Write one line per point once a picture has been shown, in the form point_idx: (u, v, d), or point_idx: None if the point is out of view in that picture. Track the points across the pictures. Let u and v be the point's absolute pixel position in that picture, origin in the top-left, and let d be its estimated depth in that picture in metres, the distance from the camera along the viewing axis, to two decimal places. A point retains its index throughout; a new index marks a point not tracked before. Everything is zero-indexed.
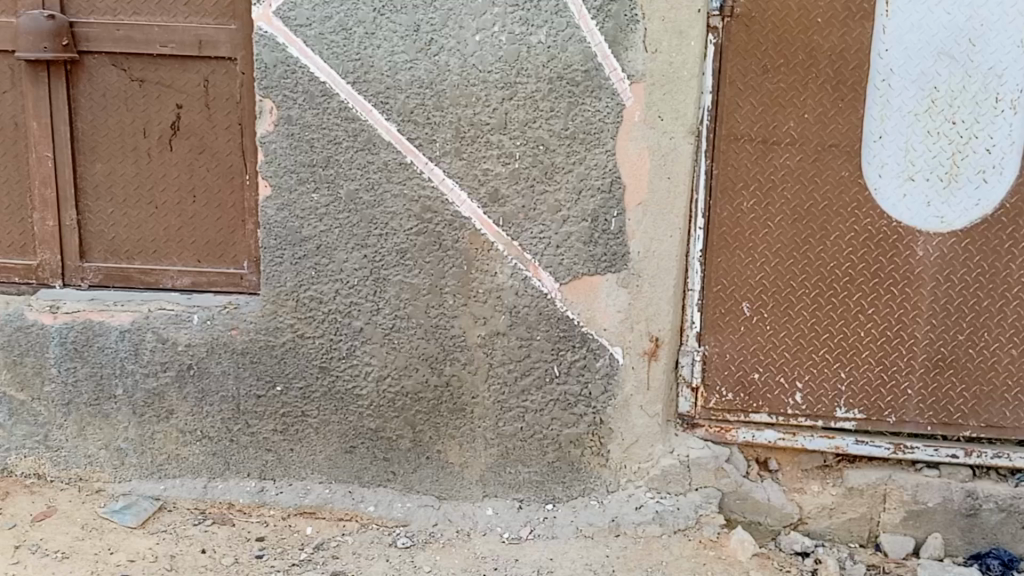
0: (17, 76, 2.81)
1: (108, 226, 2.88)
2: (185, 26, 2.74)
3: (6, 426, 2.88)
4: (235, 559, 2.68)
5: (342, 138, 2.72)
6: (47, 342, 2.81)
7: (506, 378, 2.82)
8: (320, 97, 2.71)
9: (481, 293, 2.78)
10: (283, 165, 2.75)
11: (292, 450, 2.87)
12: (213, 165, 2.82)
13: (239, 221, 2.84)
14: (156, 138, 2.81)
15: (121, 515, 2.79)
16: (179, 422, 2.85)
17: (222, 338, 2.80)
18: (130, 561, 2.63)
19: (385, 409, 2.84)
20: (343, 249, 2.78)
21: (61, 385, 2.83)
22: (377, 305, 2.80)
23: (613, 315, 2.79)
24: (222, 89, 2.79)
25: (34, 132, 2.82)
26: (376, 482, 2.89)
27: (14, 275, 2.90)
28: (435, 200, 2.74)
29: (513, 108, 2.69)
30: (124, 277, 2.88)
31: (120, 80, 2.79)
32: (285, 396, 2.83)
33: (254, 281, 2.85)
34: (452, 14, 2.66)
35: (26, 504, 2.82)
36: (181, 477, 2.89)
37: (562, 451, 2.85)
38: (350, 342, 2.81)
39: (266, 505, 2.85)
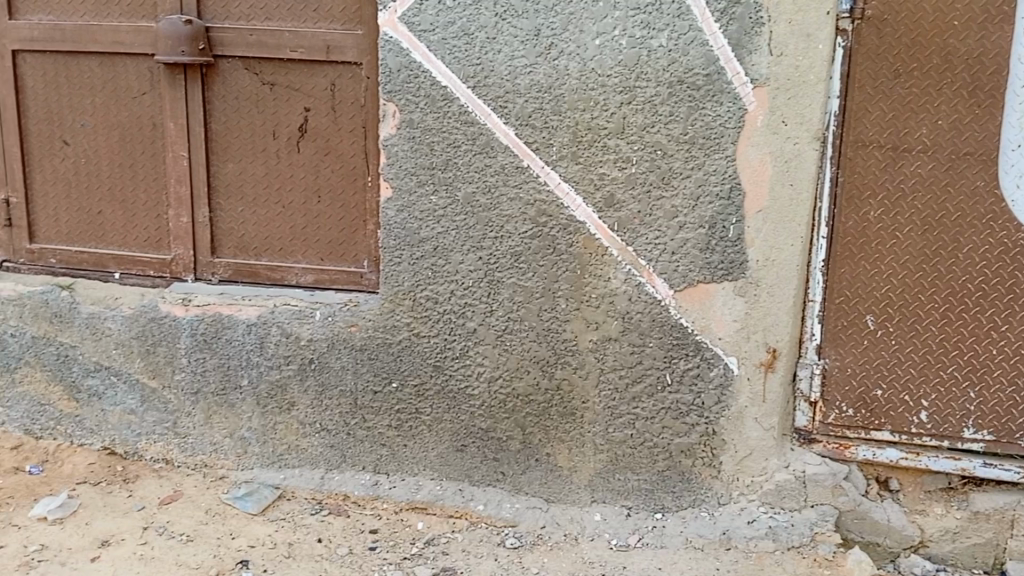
0: (156, 78, 2.93)
1: (237, 224, 2.99)
2: (315, 32, 2.83)
3: (138, 412, 3.02)
4: (349, 549, 2.76)
5: (462, 141, 2.76)
6: (178, 333, 2.94)
7: (617, 385, 2.81)
8: (441, 101, 2.75)
9: (594, 298, 2.77)
10: (404, 168, 2.81)
11: (405, 446, 2.93)
12: (337, 166, 2.91)
13: (361, 221, 2.92)
14: (284, 139, 2.91)
15: (243, 501, 2.90)
16: (300, 414, 2.95)
17: (342, 335, 2.89)
18: (251, 547, 2.74)
19: (496, 409, 2.87)
20: (459, 252, 2.82)
21: (190, 375, 2.96)
22: (491, 307, 2.82)
23: (729, 323, 2.74)
24: (348, 93, 2.86)
25: (171, 132, 2.95)
26: (485, 481, 2.92)
27: (150, 268, 3.05)
28: (550, 203, 2.75)
29: (632, 112, 2.67)
30: (252, 273, 3.00)
31: (252, 83, 2.89)
32: (400, 393, 2.90)
33: (374, 280, 2.93)
34: (573, 18, 2.65)
35: (155, 488, 2.97)
36: (299, 467, 2.99)
37: (673, 460, 2.83)
38: (464, 343, 2.85)
39: (380, 498, 2.93)
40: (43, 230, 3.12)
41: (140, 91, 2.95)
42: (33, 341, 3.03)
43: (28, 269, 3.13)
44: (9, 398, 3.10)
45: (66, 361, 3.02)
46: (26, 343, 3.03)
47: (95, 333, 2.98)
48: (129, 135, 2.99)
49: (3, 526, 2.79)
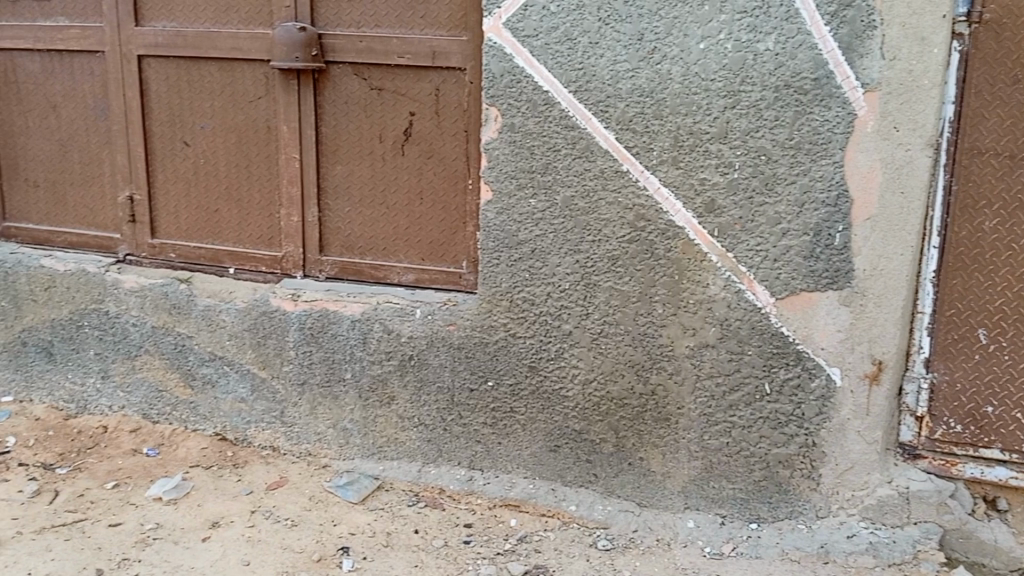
0: (270, 83, 3.04)
1: (344, 224, 3.10)
2: (422, 38, 2.89)
3: (248, 400, 3.17)
4: (444, 542, 2.83)
5: (562, 145, 2.79)
6: (287, 327, 3.07)
7: (713, 392, 2.79)
8: (542, 106, 2.78)
9: (692, 304, 2.76)
10: (504, 171, 2.86)
11: (500, 444, 2.99)
12: (440, 169, 2.97)
13: (461, 222, 2.98)
14: (390, 143, 2.99)
15: (344, 490, 3.01)
16: (399, 408, 3.04)
17: (441, 333, 2.97)
18: (352, 534, 2.84)
19: (590, 411, 2.90)
20: (557, 254, 2.85)
21: (297, 367, 3.09)
22: (587, 310, 2.84)
23: (833, 334, 2.69)
24: (452, 98, 2.93)
25: (283, 135, 3.06)
26: (578, 483, 2.95)
27: (262, 265, 3.18)
28: (649, 208, 2.75)
29: (736, 117, 2.63)
30: (356, 271, 3.11)
31: (361, 88, 2.98)
32: (496, 391, 2.95)
33: (473, 281, 2.99)
34: (678, 22, 2.64)
35: (262, 473, 3.10)
36: (398, 460, 3.09)
37: (770, 470, 2.79)
38: (560, 344, 2.88)
39: (475, 494, 3.00)
40: (164, 226, 3.27)
41: (256, 96, 3.06)
42: (153, 330, 3.21)
43: (150, 262, 3.30)
44: (129, 383, 3.29)
45: (183, 350, 3.20)
46: (147, 331, 3.22)
47: (210, 324, 3.15)
48: (246, 138, 3.11)
49: (121, 504, 2.95)
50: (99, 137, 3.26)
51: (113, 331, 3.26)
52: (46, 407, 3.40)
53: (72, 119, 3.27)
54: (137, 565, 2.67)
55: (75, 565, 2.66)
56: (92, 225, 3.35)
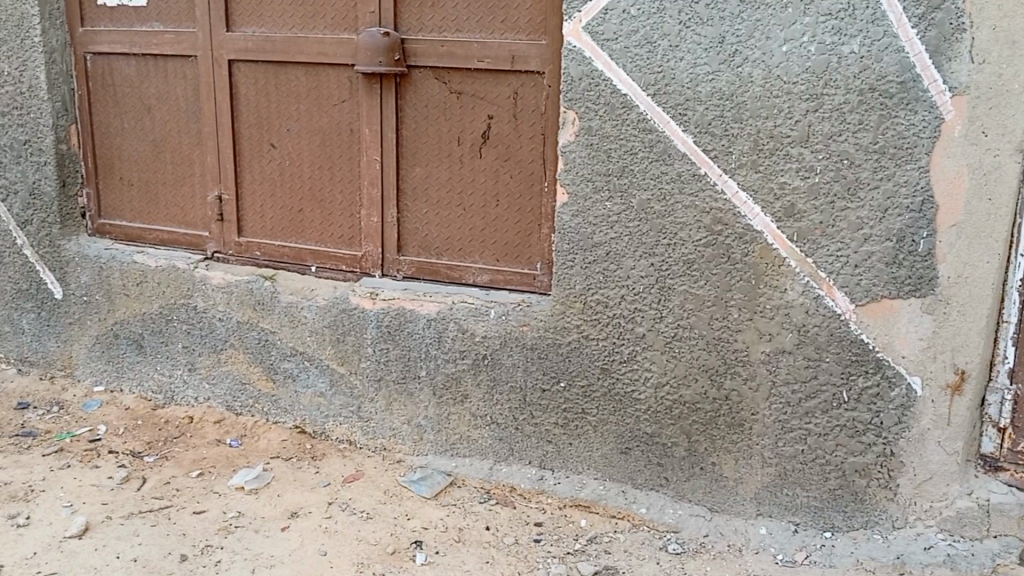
0: (354, 86, 3.12)
1: (422, 225, 3.16)
2: (502, 42, 2.94)
3: (327, 395, 3.26)
4: (515, 540, 2.86)
5: (639, 149, 2.80)
6: (366, 324, 3.15)
7: (789, 399, 2.76)
8: (621, 109, 2.80)
9: (768, 309, 2.74)
10: (581, 174, 2.88)
11: (571, 444, 3.02)
12: (516, 172, 3.01)
13: (536, 224, 3.02)
14: (468, 145, 3.04)
15: (418, 485, 3.07)
16: (473, 407, 3.09)
17: (514, 333, 3.00)
18: (424, 528, 2.89)
19: (662, 415, 2.90)
20: (631, 257, 2.86)
21: (374, 363, 3.16)
22: (661, 313, 2.85)
23: (915, 342, 2.64)
24: (530, 101, 2.96)
25: (365, 137, 3.13)
26: (649, 485, 2.96)
27: (342, 264, 3.27)
28: (727, 212, 2.74)
29: (818, 120, 2.61)
30: (433, 271, 3.17)
31: (441, 92, 3.04)
32: (568, 392, 2.98)
33: (547, 282, 3.02)
34: (760, 25, 2.62)
35: (339, 466, 3.19)
36: (471, 457, 3.14)
37: (846, 479, 2.75)
38: (633, 347, 2.89)
39: (545, 493, 3.02)
40: (250, 225, 3.38)
41: (340, 99, 3.14)
42: (238, 325, 3.33)
43: (236, 259, 3.42)
44: (214, 376, 3.41)
45: (266, 345, 3.30)
46: (232, 326, 3.34)
47: (292, 320, 3.24)
48: (329, 140, 3.19)
49: (205, 492, 3.05)
50: (190, 139, 3.39)
51: (200, 326, 3.38)
52: (135, 397, 3.56)
53: (165, 120, 3.41)
54: (219, 552, 2.76)
55: (161, 549, 2.77)
56: (182, 223, 3.49)
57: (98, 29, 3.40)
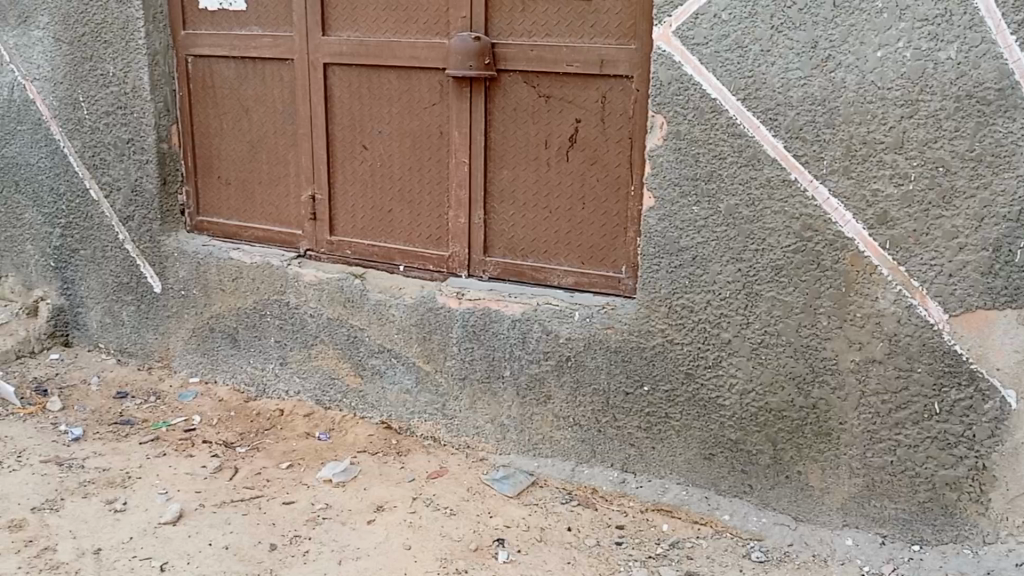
0: (444, 90, 3.17)
1: (508, 226, 3.20)
2: (591, 46, 2.93)
3: (413, 392, 3.32)
4: (597, 541, 2.87)
5: (727, 153, 2.74)
6: (452, 323, 3.19)
7: (879, 409, 2.71)
8: (710, 114, 2.74)
9: (859, 317, 2.68)
10: (668, 178, 2.84)
11: (654, 448, 3.02)
12: (603, 175, 3.01)
13: (621, 228, 3.01)
14: (555, 149, 3.05)
15: (501, 483, 3.11)
16: (556, 407, 3.12)
17: (599, 336, 3.01)
18: (507, 527, 2.92)
19: (747, 422, 2.87)
20: (718, 262, 2.81)
21: (459, 362, 3.21)
22: (748, 319, 2.80)
23: (1011, 354, 2.57)
24: (618, 105, 2.95)
25: (454, 140, 3.18)
26: (732, 492, 2.94)
27: (429, 264, 3.33)
28: (817, 218, 2.67)
29: (913, 126, 2.53)
30: (518, 273, 3.20)
31: (529, 95, 3.06)
32: (651, 396, 2.97)
33: (632, 285, 3.02)
34: (854, 30, 2.54)
35: (424, 462, 3.24)
36: (553, 458, 3.17)
37: (935, 492, 2.70)
38: (718, 353, 2.86)
39: (627, 496, 3.03)
40: (341, 224, 3.46)
41: (431, 102, 3.20)
42: (328, 322, 3.41)
43: (327, 257, 3.50)
44: (305, 370, 3.50)
45: (355, 342, 3.38)
46: (323, 322, 3.42)
47: (381, 318, 3.31)
48: (419, 142, 3.25)
49: (295, 484, 3.14)
50: (286, 140, 3.49)
51: (293, 321, 3.47)
52: (229, 389, 3.67)
53: (262, 122, 3.51)
54: (308, 542, 2.82)
55: (252, 538, 2.84)
56: (275, 221, 3.59)
57: (200, 33, 3.52)
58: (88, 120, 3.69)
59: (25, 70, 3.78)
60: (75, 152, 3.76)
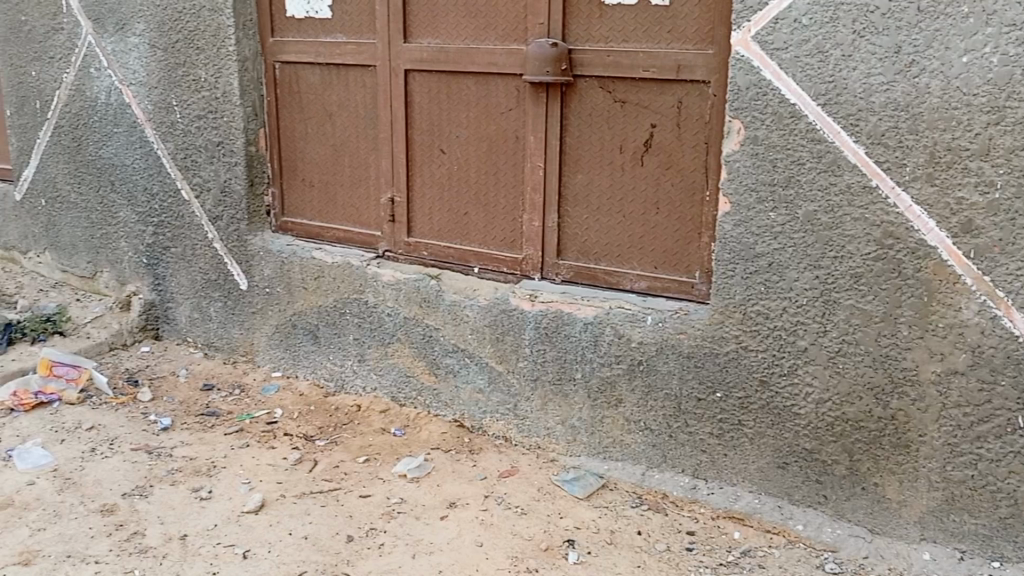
0: (521, 95, 3.21)
1: (582, 230, 3.23)
2: (668, 52, 2.93)
3: (485, 391, 3.38)
4: (667, 546, 2.87)
5: (806, 159, 2.71)
6: (524, 325, 3.24)
7: (960, 422, 2.63)
8: (789, 119, 2.72)
9: (941, 327, 2.61)
10: (745, 183, 2.83)
11: (726, 455, 3.01)
12: (678, 180, 3.01)
13: (696, 233, 3.01)
14: (630, 153, 3.07)
15: (571, 485, 3.14)
16: (626, 411, 3.13)
17: (671, 341, 3.01)
18: (577, 528, 2.95)
19: (823, 431, 2.83)
20: (795, 269, 2.79)
21: (531, 363, 3.25)
22: (825, 327, 2.77)
23: None
24: (694, 110, 2.94)
25: (530, 144, 3.22)
26: (806, 502, 2.91)
27: (503, 266, 3.39)
28: (898, 225, 2.61)
29: (1000, 133, 2.44)
30: (591, 276, 3.23)
31: (605, 100, 3.08)
32: (724, 403, 2.96)
33: (705, 291, 3.02)
34: (939, 35, 2.46)
35: (495, 461, 3.30)
36: (623, 461, 3.19)
37: (1019, 508, 2.61)
38: (794, 361, 2.83)
39: (698, 502, 3.03)
40: (419, 226, 3.55)
41: (507, 107, 3.25)
42: (405, 320, 3.49)
43: (405, 258, 3.59)
44: (381, 367, 3.60)
45: (429, 341, 3.45)
46: (399, 321, 3.51)
47: (455, 318, 3.38)
48: (496, 147, 3.31)
49: (371, 478, 3.22)
50: (366, 143, 3.59)
51: (370, 320, 3.57)
52: (309, 384, 3.80)
53: (344, 126, 3.62)
54: (383, 536, 2.90)
55: (330, 529, 2.93)
56: (355, 222, 3.70)
57: (287, 40, 3.64)
58: (180, 123, 3.86)
59: (122, 76, 3.97)
60: (168, 153, 3.94)
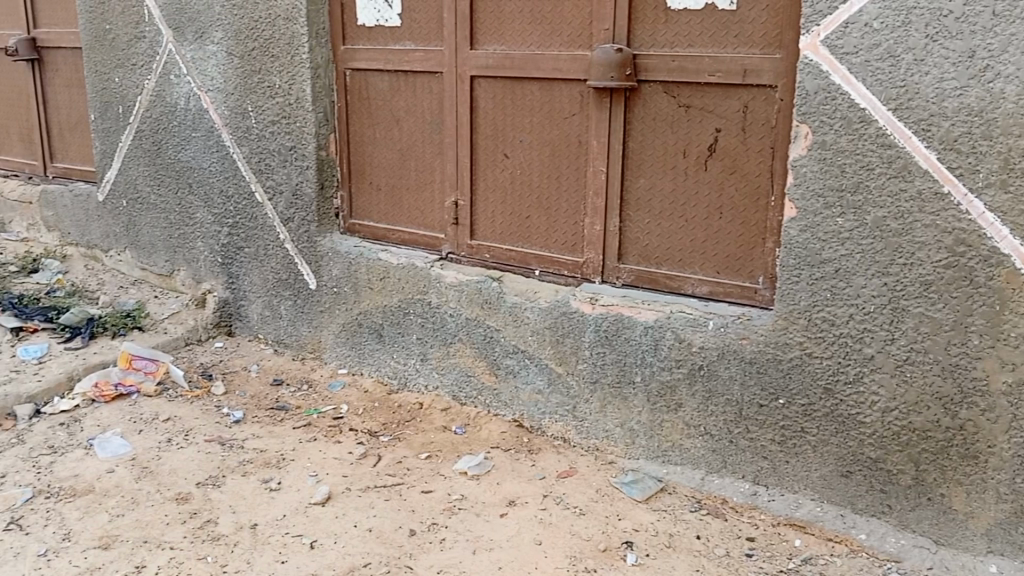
0: (586, 100, 3.25)
1: (644, 234, 3.24)
2: (734, 56, 2.93)
3: (545, 392, 3.42)
4: (726, 552, 2.87)
5: (876, 164, 2.68)
6: (586, 328, 3.27)
7: None
8: (858, 124, 2.69)
9: (1013, 337, 2.55)
10: (811, 189, 2.81)
11: (787, 462, 3.00)
12: (743, 185, 3.00)
13: (760, 238, 3.00)
14: (694, 158, 3.08)
15: (630, 487, 3.16)
16: (686, 415, 3.14)
17: (733, 346, 3.01)
18: (635, 530, 2.97)
19: (888, 440, 2.80)
20: (862, 275, 2.76)
21: (592, 366, 3.28)
22: (892, 335, 2.74)
23: None
24: (760, 115, 2.94)
25: (593, 149, 3.26)
26: (869, 512, 2.88)
27: (565, 269, 3.42)
28: (970, 232, 2.57)
29: None
30: (653, 280, 3.25)
31: (670, 105, 3.09)
32: (787, 410, 2.95)
33: (769, 296, 3.01)
34: (1015, 39, 2.42)
35: (554, 461, 3.34)
36: (682, 465, 3.20)
37: None
38: (860, 368, 2.80)
39: (758, 509, 3.02)
40: (482, 229, 3.62)
41: (572, 112, 3.29)
42: (467, 321, 3.56)
43: (468, 261, 3.66)
44: (444, 367, 3.67)
45: (491, 341, 3.51)
46: (462, 322, 3.58)
47: (517, 320, 3.43)
48: (560, 151, 3.35)
49: (433, 474, 3.30)
50: (433, 148, 3.67)
51: (434, 320, 3.65)
52: (373, 381, 3.90)
53: (412, 131, 3.71)
54: (444, 531, 2.97)
55: (393, 523, 3.02)
56: (420, 225, 3.79)
57: (358, 47, 3.75)
58: (255, 128, 4.01)
59: (201, 82, 4.14)
60: (243, 157, 4.09)
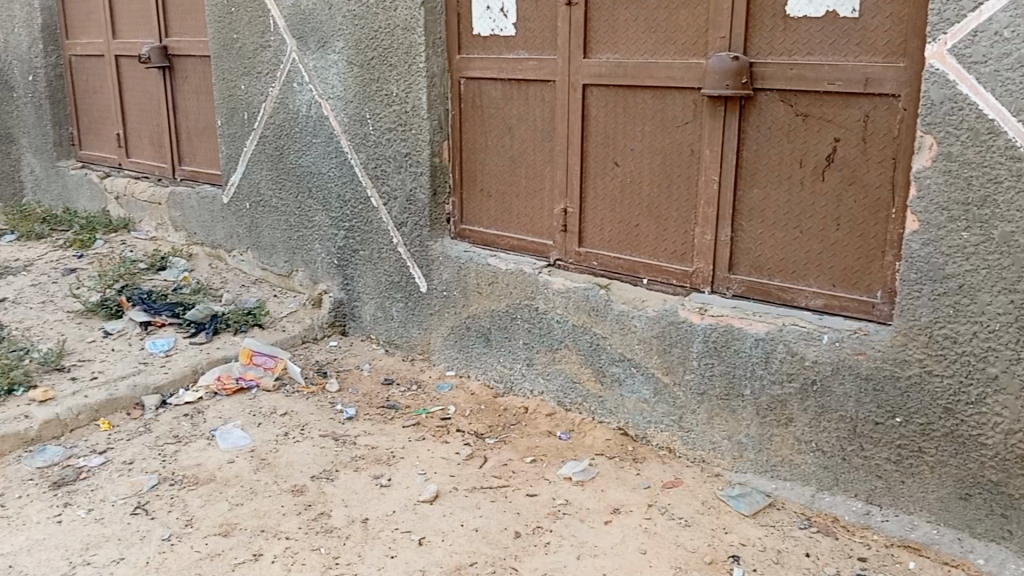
0: (699, 109, 3.23)
1: (756, 245, 3.20)
2: (856, 65, 2.86)
3: (651, 402, 3.42)
4: (837, 571, 2.79)
5: (1005, 177, 2.57)
6: (693, 338, 3.25)
7: None
8: (986, 135, 2.58)
9: None
10: (935, 201, 2.71)
11: (903, 482, 2.90)
12: (861, 197, 2.93)
13: (878, 251, 2.92)
14: (811, 168, 3.02)
15: (736, 501, 3.13)
16: (797, 430, 3.08)
17: (848, 361, 2.93)
18: (742, 544, 2.93)
19: (1012, 463, 2.67)
20: (988, 292, 2.64)
21: (698, 376, 3.26)
22: (1019, 354, 2.61)
23: None
24: (882, 124, 2.85)
25: (706, 158, 3.23)
26: (989, 536, 2.76)
27: (673, 279, 3.41)
28: None
29: None
30: (764, 291, 3.21)
31: (786, 114, 3.04)
32: (904, 428, 2.85)
33: (887, 311, 2.91)
34: None
35: (659, 471, 3.34)
36: (791, 481, 3.14)
37: None
38: (983, 388, 2.69)
39: (871, 529, 2.93)
40: (590, 236, 3.64)
41: (684, 121, 3.27)
42: (574, 328, 3.60)
43: (575, 267, 3.69)
44: (549, 372, 3.72)
45: (597, 349, 3.54)
46: (568, 329, 3.61)
47: (623, 328, 3.44)
48: (671, 160, 3.34)
49: (537, 478, 3.34)
50: (543, 155, 3.72)
51: (540, 326, 3.70)
52: (479, 384, 3.99)
53: (523, 138, 3.77)
54: (548, 535, 3.00)
55: (498, 524, 3.07)
56: (529, 231, 3.84)
57: (472, 56, 3.84)
58: (373, 134, 4.15)
59: (321, 91, 4.31)
60: (360, 162, 4.23)
